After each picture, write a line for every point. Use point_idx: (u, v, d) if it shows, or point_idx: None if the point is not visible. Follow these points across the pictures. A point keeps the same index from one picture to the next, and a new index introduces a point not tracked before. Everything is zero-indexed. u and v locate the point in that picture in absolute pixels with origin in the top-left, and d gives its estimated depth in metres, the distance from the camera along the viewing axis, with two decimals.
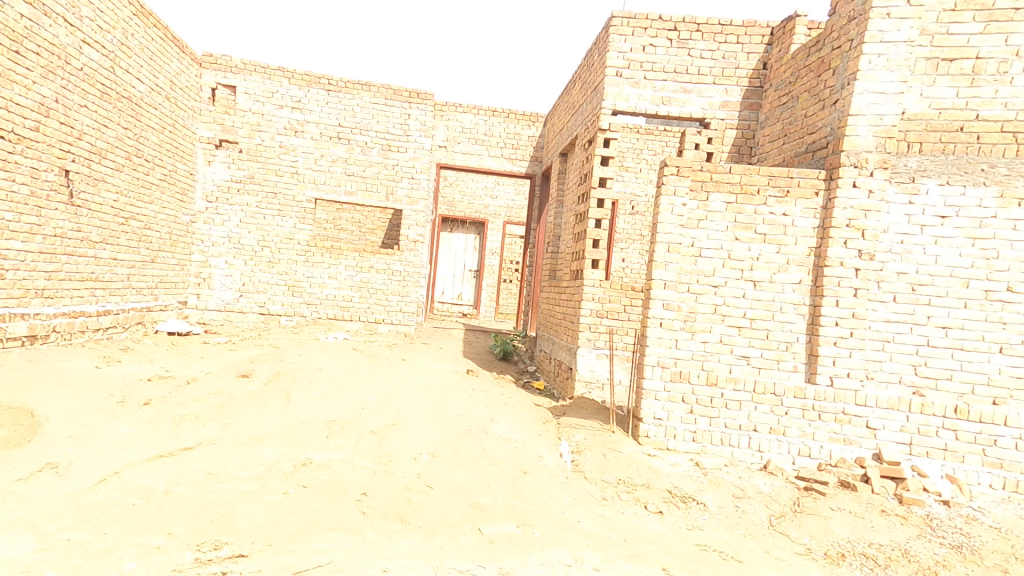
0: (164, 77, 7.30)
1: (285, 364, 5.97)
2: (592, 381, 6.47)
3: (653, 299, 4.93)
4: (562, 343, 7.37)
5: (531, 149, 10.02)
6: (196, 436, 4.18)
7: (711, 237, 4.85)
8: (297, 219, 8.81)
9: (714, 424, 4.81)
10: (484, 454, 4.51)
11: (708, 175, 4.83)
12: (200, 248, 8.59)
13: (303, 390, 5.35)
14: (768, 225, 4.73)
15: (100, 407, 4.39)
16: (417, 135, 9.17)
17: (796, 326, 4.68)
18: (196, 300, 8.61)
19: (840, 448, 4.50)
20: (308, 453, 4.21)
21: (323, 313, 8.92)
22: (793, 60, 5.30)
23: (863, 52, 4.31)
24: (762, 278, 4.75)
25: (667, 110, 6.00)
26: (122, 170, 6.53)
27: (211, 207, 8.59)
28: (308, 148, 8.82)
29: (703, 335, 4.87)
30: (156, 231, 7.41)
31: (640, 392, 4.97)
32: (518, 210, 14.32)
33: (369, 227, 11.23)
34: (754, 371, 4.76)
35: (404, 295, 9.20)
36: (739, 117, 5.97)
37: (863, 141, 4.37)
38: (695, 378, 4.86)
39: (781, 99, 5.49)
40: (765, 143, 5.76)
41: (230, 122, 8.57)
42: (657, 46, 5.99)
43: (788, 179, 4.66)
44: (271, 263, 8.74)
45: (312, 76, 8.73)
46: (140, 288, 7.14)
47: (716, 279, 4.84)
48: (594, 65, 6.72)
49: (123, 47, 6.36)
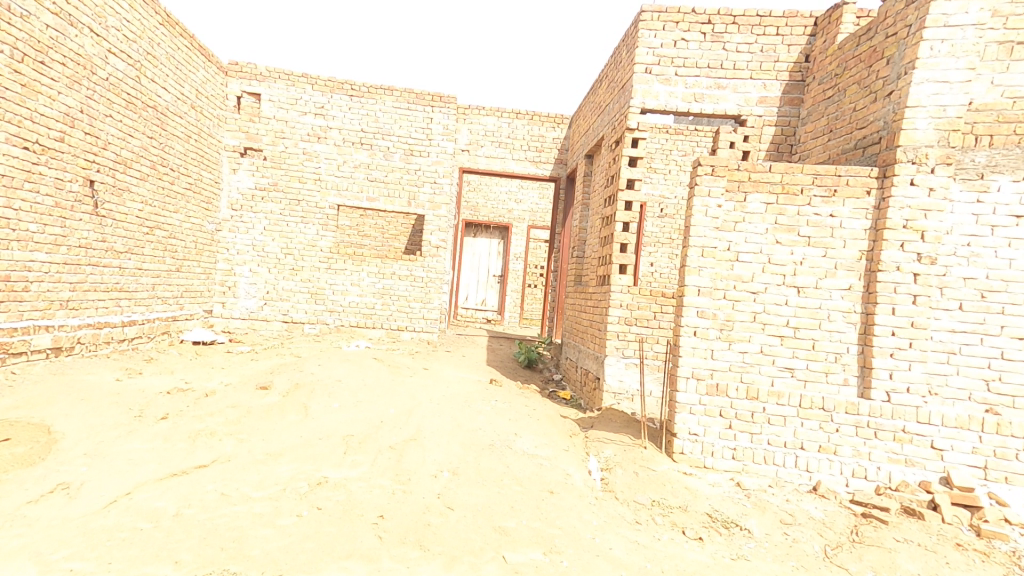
0: (190, 86, 7.35)
1: (304, 374, 5.87)
2: (621, 393, 6.18)
3: (686, 307, 4.63)
4: (589, 351, 7.10)
5: (556, 152, 9.79)
6: (211, 452, 4.08)
7: (748, 241, 4.52)
8: (320, 226, 8.77)
9: (756, 441, 4.47)
10: (507, 472, 4.29)
11: (746, 175, 4.52)
12: (225, 256, 8.61)
13: (321, 402, 5.24)
14: (812, 227, 4.39)
15: (117, 422, 4.34)
16: (439, 139, 9.03)
17: (847, 336, 4.31)
18: (221, 309, 8.64)
19: (901, 470, 4.12)
20: (325, 471, 4.07)
21: (346, 321, 8.86)
22: (840, 51, 4.94)
23: (924, 38, 3.95)
24: (807, 284, 4.41)
25: (700, 107, 5.70)
26: (147, 180, 6.56)
27: (236, 215, 8.62)
28: (330, 154, 8.78)
29: (741, 345, 4.55)
30: (181, 240, 7.44)
31: (674, 406, 4.67)
32: (542, 214, 14.11)
33: (392, 233, 11.17)
34: (798, 385, 4.41)
35: (426, 301, 9.06)
36: (779, 113, 5.61)
37: (923, 135, 4.01)
38: (734, 392, 4.54)
39: (826, 92, 5.12)
40: (806, 140, 5.38)
41: (255, 129, 8.60)
42: (689, 40, 5.70)
43: (835, 177, 4.31)
44: (295, 271, 8.71)
45: (335, 82, 8.70)
46: (165, 297, 7.17)
47: (755, 285, 4.52)
48: (621, 62, 6.46)
49: (149, 56, 6.40)
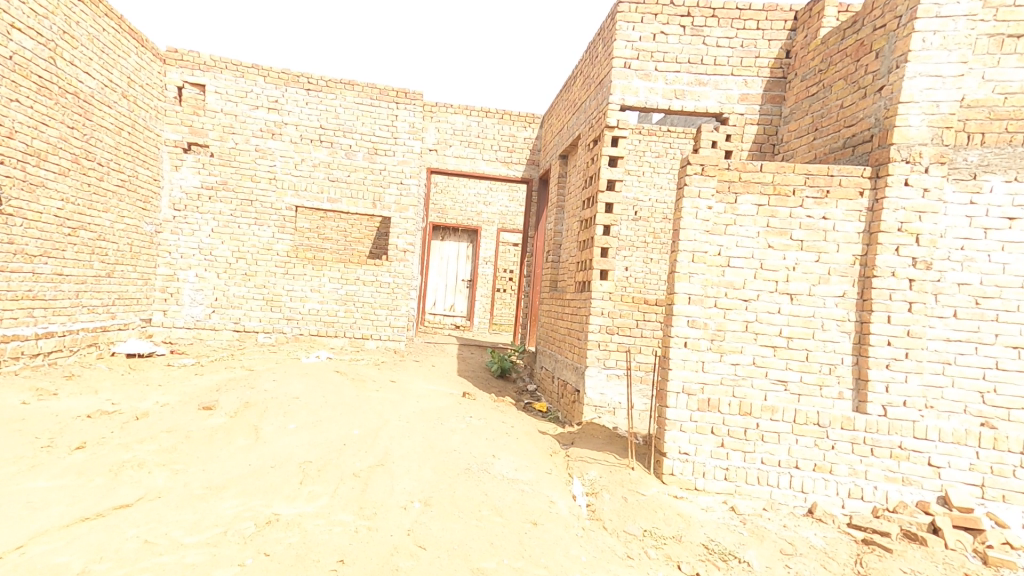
0: (119, 72, 6.65)
1: (255, 391, 5.27)
2: (602, 406, 5.88)
3: (676, 315, 4.37)
4: (567, 361, 6.74)
5: (527, 152, 9.44)
6: (137, 488, 3.49)
7: (740, 245, 4.29)
8: (276, 228, 8.12)
9: (750, 460, 4.18)
10: (486, 501, 3.87)
11: (736, 174, 4.28)
12: (167, 260, 7.85)
13: (275, 424, 4.68)
14: (805, 230, 4.16)
15: (19, 455, 3.68)
16: (404, 136, 8.52)
17: (841, 346, 4.08)
18: (162, 318, 7.87)
19: (898, 489, 3.90)
20: (275, 507, 3.53)
21: (305, 330, 8.23)
22: (824, 46, 4.72)
23: (916, 30, 3.76)
24: (800, 290, 4.17)
25: (681, 104, 5.42)
26: (69, 175, 5.87)
27: (179, 216, 7.88)
28: (286, 152, 8.16)
29: (733, 356, 4.30)
30: (112, 242, 6.72)
31: (662, 422, 4.37)
32: (513, 217, 13.72)
33: (356, 236, 10.57)
34: (792, 398, 4.15)
35: (393, 308, 8.53)
36: (761, 111, 5.38)
37: (917, 132, 3.80)
38: (725, 407, 4.26)
39: (809, 89, 4.90)
40: (789, 140, 5.15)
41: (199, 123, 7.88)
42: (669, 33, 5.42)
43: (828, 178, 4.09)
44: (247, 276, 8.03)
45: (290, 74, 8.09)
46: (92, 307, 6.42)
47: (747, 292, 4.28)
48: (597, 57, 6.16)
49: (66, 36, 5.74)
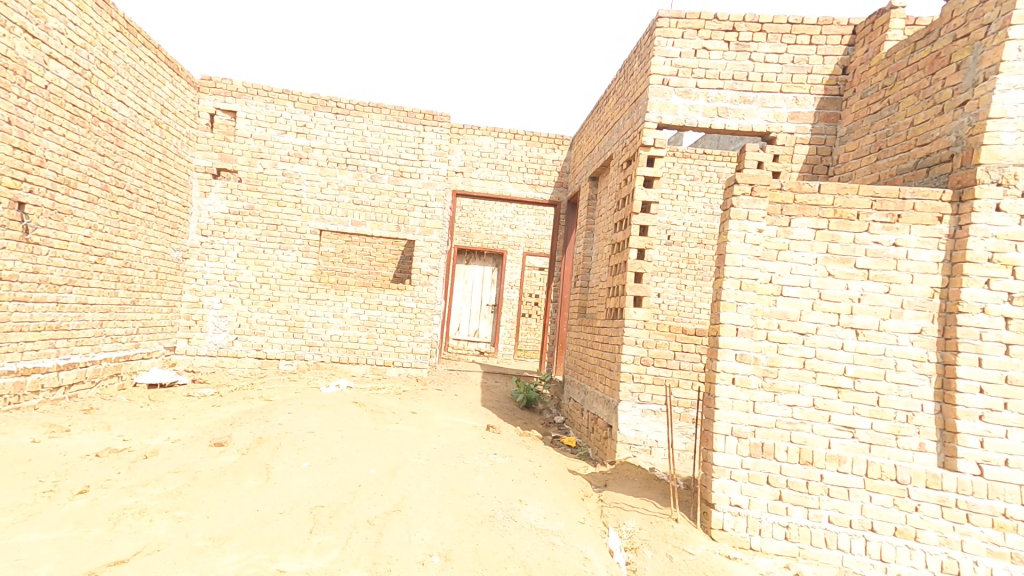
0: (153, 100, 6.69)
1: (269, 425, 5.01)
2: (637, 444, 5.43)
3: (723, 349, 3.97)
4: (598, 393, 6.32)
5: (556, 174, 9.21)
6: (135, 540, 3.22)
7: (794, 272, 3.88)
8: (300, 253, 8.01)
9: (815, 518, 3.69)
10: (512, 556, 3.47)
11: (790, 195, 3.90)
12: (192, 286, 7.78)
13: (288, 462, 4.39)
14: (871, 258, 3.73)
15: (18, 502, 3.46)
16: (431, 160, 8.40)
17: (920, 391, 3.59)
18: (186, 345, 7.77)
19: (1005, 567, 3.31)
20: (281, 563, 3.22)
21: (326, 356, 8.03)
22: (889, 60, 4.28)
23: (1009, 38, 3.29)
24: (867, 325, 3.73)
25: (724, 123, 5.09)
26: (97, 203, 5.83)
27: (206, 241, 7.84)
28: (312, 175, 8.10)
29: (789, 397, 3.85)
30: (138, 269, 6.66)
31: (709, 469, 3.93)
32: (539, 240, 13.47)
33: (380, 260, 10.44)
34: (861, 447, 3.67)
35: (416, 334, 8.28)
36: (813, 130, 4.95)
37: (1010, 152, 3.32)
38: (783, 454, 3.81)
39: (871, 107, 4.46)
40: (846, 160, 4.70)
41: (229, 149, 7.90)
42: (711, 49, 5.12)
43: (898, 201, 3.68)
44: (270, 302, 7.91)
45: (319, 99, 8.08)
46: (115, 335, 6.33)
47: (804, 324, 3.85)
48: (632, 75, 5.90)
49: (102, 65, 5.76)
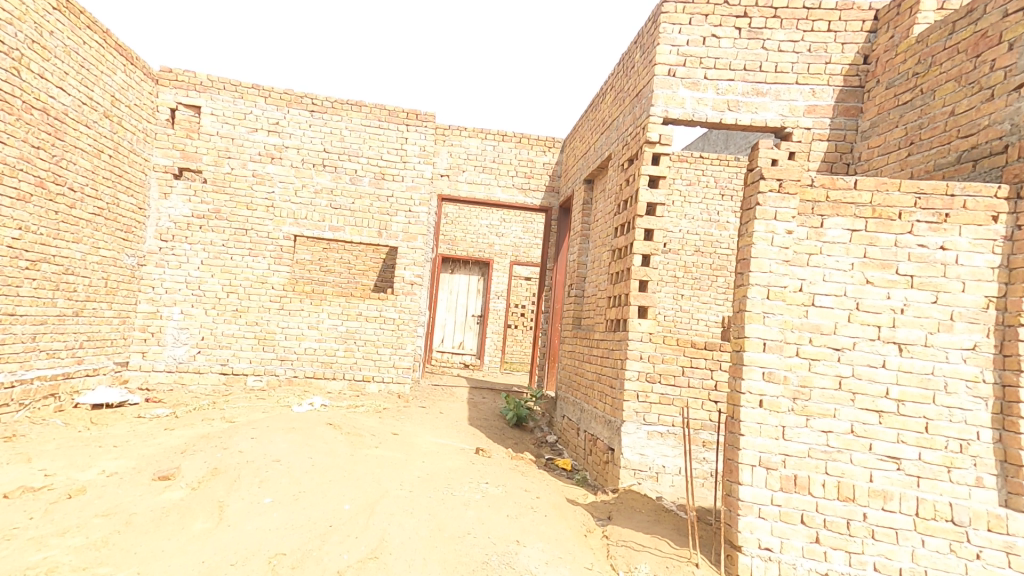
0: (101, 90, 6.07)
1: (227, 452, 4.36)
2: (642, 470, 4.94)
3: (748, 366, 3.51)
4: (597, 412, 5.80)
5: (547, 178, 8.75)
6: None
7: (828, 279, 3.44)
8: (272, 259, 7.37)
9: (859, 566, 3.21)
10: None
11: (822, 192, 3.49)
12: (149, 296, 7.09)
13: (246, 498, 3.75)
14: (915, 263, 3.30)
15: None
16: (415, 161, 7.86)
17: (975, 417, 3.14)
18: (140, 360, 7.04)
19: None
20: None
21: (300, 371, 7.39)
22: (921, 44, 3.91)
23: None
24: (912, 340, 3.28)
25: (735, 117, 4.67)
26: (30, 200, 5.19)
27: (166, 246, 7.15)
28: (286, 177, 7.50)
29: (823, 423, 3.38)
30: (82, 277, 5.99)
31: (734, 505, 3.43)
32: (527, 249, 13.00)
33: (361, 268, 9.83)
34: (909, 482, 3.20)
35: (398, 347, 7.67)
36: (832, 125, 4.55)
37: None
38: (819, 489, 3.32)
39: (899, 97, 4.08)
40: (871, 157, 4.30)
41: (192, 147, 7.27)
42: (721, 36, 4.72)
43: (946, 198, 3.26)
44: (238, 313, 7.25)
45: (292, 95, 7.51)
46: (51, 351, 5.64)
47: (840, 338, 3.40)
48: (634, 67, 5.48)
49: (35, 46, 5.15)
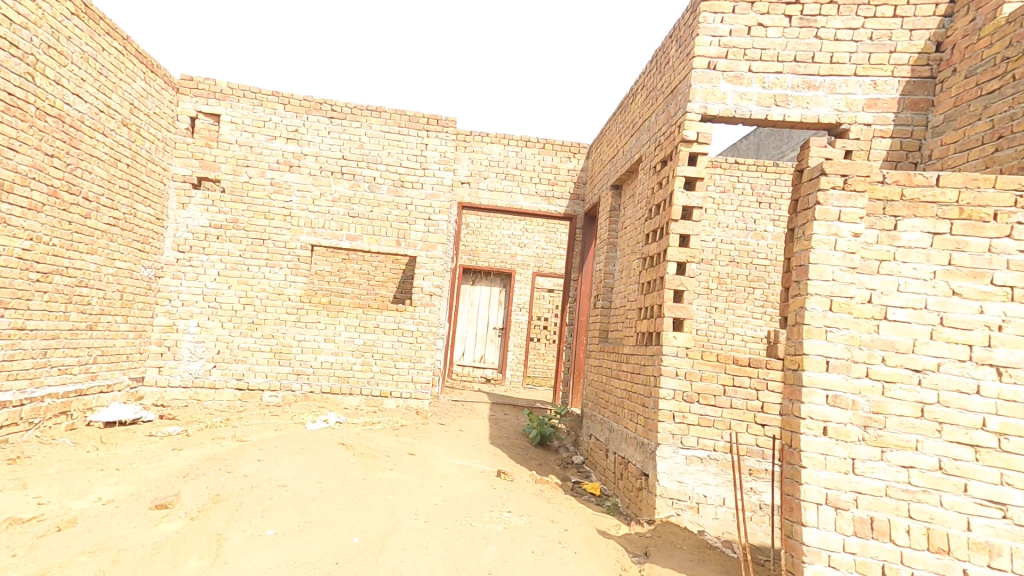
0: (119, 97, 5.97)
1: (231, 476, 4.07)
2: (681, 500, 4.48)
3: (809, 388, 3.07)
4: (628, 434, 5.35)
5: (572, 185, 8.41)
6: None
7: (905, 288, 2.98)
8: (289, 270, 7.15)
9: None
10: None
11: (896, 189, 3.06)
12: (166, 308, 6.93)
13: (246, 531, 3.43)
14: (1015, 272, 2.82)
15: None
16: (435, 168, 7.60)
17: None
18: (156, 375, 6.87)
19: None
20: None
21: (316, 386, 7.12)
22: (1011, 24, 3.43)
23: None
24: (1014, 362, 2.78)
25: (783, 113, 4.27)
26: (42, 210, 5.05)
27: (183, 257, 7.00)
28: (304, 185, 7.30)
29: (904, 457, 2.91)
30: (97, 289, 5.84)
31: (798, 552, 2.98)
32: (549, 260, 12.63)
33: (380, 279, 9.60)
34: (1018, 533, 2.70)
35: (417, 361, 7.35)
36: (897, 120, 4.09)
37: None
38: (904, 536, 2.84)
39: (983, 86, 3.59)
40: (945, 154, 3.81)
41: (211, 156, 7.13)
42: (768, 25, 4.32)
43: None
44: (254, 325, 7.04)
45: (312, 102, 7.34)
46: (64, 366, 5.47)
47: (921, 358, 2.93)
48: (669, 62, 5.11)
49: (51, 51, 5.04)
